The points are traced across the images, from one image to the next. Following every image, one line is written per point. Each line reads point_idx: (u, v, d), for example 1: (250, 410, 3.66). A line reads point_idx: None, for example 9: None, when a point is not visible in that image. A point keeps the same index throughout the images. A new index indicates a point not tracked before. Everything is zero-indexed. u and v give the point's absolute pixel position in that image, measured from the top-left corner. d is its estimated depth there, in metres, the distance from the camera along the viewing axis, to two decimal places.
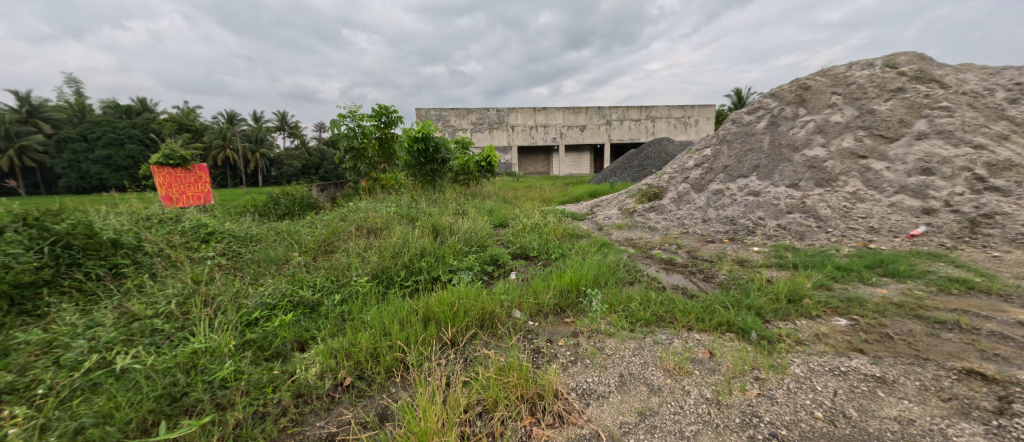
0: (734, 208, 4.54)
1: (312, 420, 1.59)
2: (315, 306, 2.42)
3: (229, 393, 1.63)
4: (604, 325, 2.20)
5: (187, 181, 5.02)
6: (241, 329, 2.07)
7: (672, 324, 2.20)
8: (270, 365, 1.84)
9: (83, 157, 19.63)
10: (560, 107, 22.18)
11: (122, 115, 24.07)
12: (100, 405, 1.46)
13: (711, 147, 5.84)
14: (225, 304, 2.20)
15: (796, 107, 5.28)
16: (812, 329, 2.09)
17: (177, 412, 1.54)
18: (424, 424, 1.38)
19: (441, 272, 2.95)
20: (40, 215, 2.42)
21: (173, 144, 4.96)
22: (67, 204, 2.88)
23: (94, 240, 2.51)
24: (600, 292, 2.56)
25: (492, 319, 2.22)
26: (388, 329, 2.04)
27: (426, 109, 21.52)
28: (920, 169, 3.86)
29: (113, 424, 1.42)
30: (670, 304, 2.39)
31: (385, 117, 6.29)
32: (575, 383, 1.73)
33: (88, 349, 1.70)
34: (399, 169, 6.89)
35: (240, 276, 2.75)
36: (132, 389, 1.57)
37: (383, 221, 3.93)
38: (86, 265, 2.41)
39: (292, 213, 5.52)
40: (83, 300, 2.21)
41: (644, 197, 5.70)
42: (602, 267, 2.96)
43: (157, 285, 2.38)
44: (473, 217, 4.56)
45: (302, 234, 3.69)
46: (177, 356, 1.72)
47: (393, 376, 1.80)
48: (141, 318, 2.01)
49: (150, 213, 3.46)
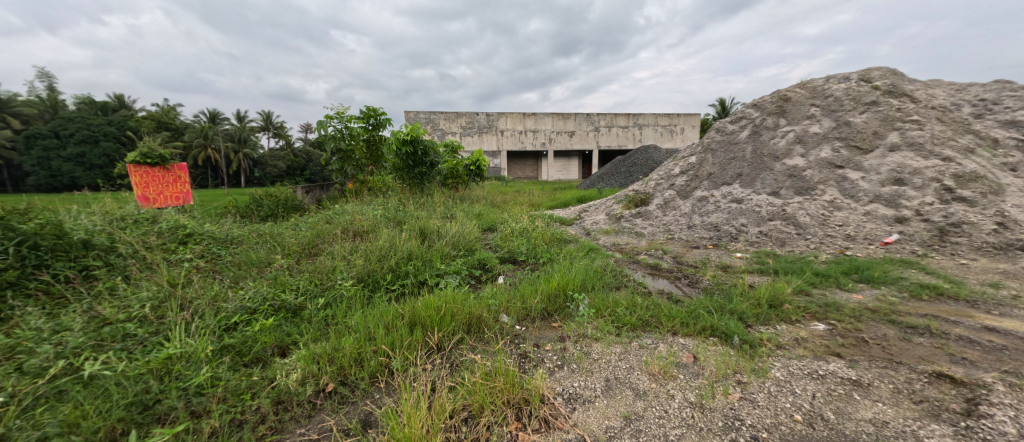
0: (718, 215, 4.63)
1: (292, 427, 1.55)
2: (298, 310, 2.36)
3: (205, 400, 1.57)
4: (591, 329, 2.21)
5: (166, 181, 4.87)
6: (219, 333, 2.02)
7: (657, 329, 2.23)
8: (249, 371, 1.78)
9: (55, 155, 18.91)
10: (549, 113, 22.44)
11: (97, 111, 23.32)
12: (66, 414, 1.40)
13: (697, 154, 5.97)
14: (202, 307, 2.14)
15: (777, 118, 5.43)
16: (792, 333, 2.14)
17: (149, 420, 1.48)
18: (408, 430, 1.36)
19: (428, 275, 2.93)
20: (6, 214, 2.30)
21: (151, 142, 4.79)
22: (37, 202, 2.76)
23: (64, 241, 2.41)
24: (587, 297, 2.57)
25: (479, 324, 2.21)
26: (372, 334, 2.01)
27: (415, 112, 21.45)
28: (893, 179, 4.02)
29: (79, 433, 1.35)
30: (655, 309, 2.42)
31: (373, 119, 6.24)
32: (562, 387, 1.73)
33: (54, 354, 1.63)
34: (387, 172, 6.83)
35: (219, 279, 2.67)
36: (101, 397, 1.51)
37: (369, 224, 3.88)
38: (54, 267, 2.30)
39: (276, 214, 5.40)
40: (50, 303, 2.10)
41: (631, 203, 5.78)
42: (590, 272, 2.99)
43: (131, 288, 2.29)
44: (462, 221, 4.56)
45: (286, 236, 3.61)
46: (150, 362, 1.65)
47: (377, 381, 1.77)
48: (113, 322, 1.94)
49: (125, 213, 3.34)
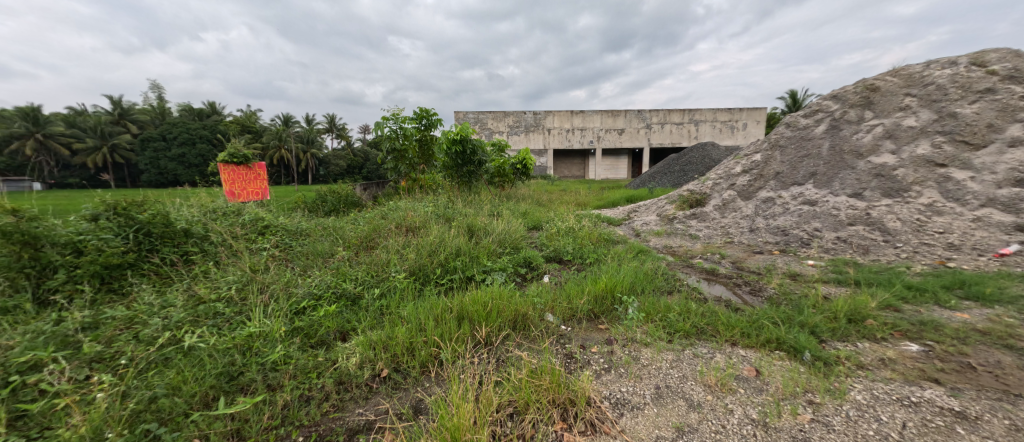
0: (786, 218, 4.24)
1: (351, 407, 1.65)
2: (356, 298, 2.53)
3: (279, 376, 1.74)
4: (640, 334, 2.14)
5: (249, 178, 5.46)
6: (291, 316, 2.23)
7: (714, 338, 2.09)
8: (315, 352, 1.94)
9: (162, 156, 21.96)
10: (598, 111, 21.91)
11: (194, 117, 26.72)
12: (171, 378, 1.62)
13: (762, 152, 5.50)
14: (277, 292, 2.37)
15: (862, 110, 4.82)
16: (877, 353, 1.90)
17: (234, 389, 1.67)
18: (457, 420, 1.38)
19: (476, 271, 3.00)
20: (128, 205, 2.71)
21: (237, 143, 5.39)
22: (149, 195, 3.21)
23: (171, 229, 2.79)
24: (636, 300, 2.48)
25: (525, 321, 2.22)
26: (423, 325, 2.10)
27: (464, 112, 22.04)
28: (1013, 180, 3.42)
29: (181, 395, 1.56)
30: (711, 316, 2.28)
31: (425, 120, 6.50)
32: (609, 391, 1.68)
33: (162, 326, 1.90)
34: (437, 170, 7.08)
35: (291, 267, 2.94)
36: (197, 365, 1.73)
37: (420, 220, 4.06)
38: (162, 251, 2.68)
39: (337, 210, 5.83)
40: (159, 282, 2.46)
41: (686, 204, 5.47)
42: (639, 274, 2.88)
43: (221, 272, 2.60)
44: (508, 219, 4.61)
45: (346, 229, 3.88)
46: (236, 338, 1.87)
47: (427, 371, 1.85)
48: (206, 300, 2.21)
49: (216, 206, 3.80)
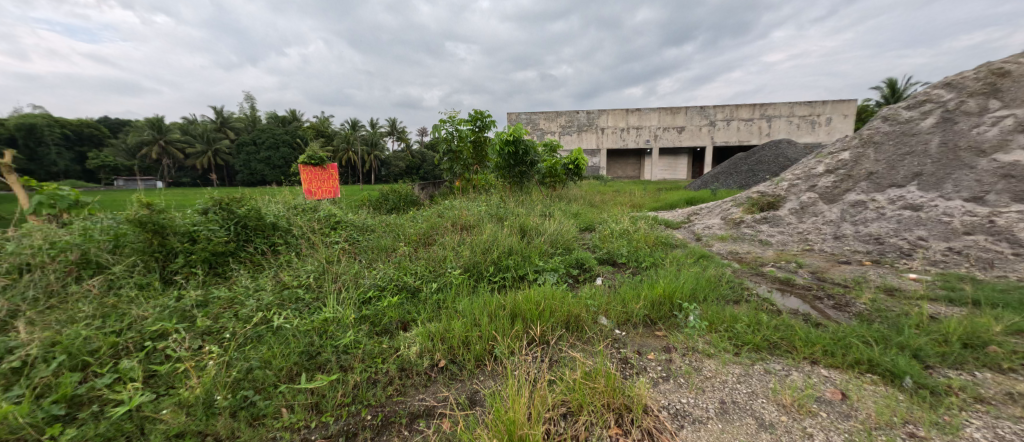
0: (881, 225, 3.73)
1: (413, 392, 1.75)
2: (416, 291, 2.68)
3: (350, 358, 1.90)
4: (702, 343, 2.01)
5: (323, 178, 6.00)
6: (359, 304, 2.42)
7: (789, 354, 1.91)
8: (380, 339, 2.08)
9: (253, 158, 24.92)
10: (656, 108, 20.92)
11: (278, 123, 29.95)
12: (263, 353, 1.85)
13: (851, 150, 4.88)
14: (347, 282, 2.59)
15: (985, 99, 4.11)
16: (1003, 386, 1.61)
17: (313, 366, 1.85)
18: (512, 414, 1.40)
19: (528, 271, 3.03)
20: (229, 201, 3.12)
21: (313, 147, 5.95)
22: (245, 192, 3.67)
23: (262, 223, 3.17)
24: (698, 308, 2.34)
25: (578, 323, 2.19)
26: (478, 320, 2.17)
27: (516, 114, 22.27)
28: None
29: (271, 369, 1.77)
30: (786, 330, 2.08)
31: (480, 122, 6.67)
32: (667, 401, 1.61)
33: (256, 307, 2.17)
34: (490, 170, 7.23)
35: (358, 260, 3.20)
36: (283, 343, 1.95)
37: (475, 219, 4.18)
38: (256, 241, 3.05)
39: (398, 208, 6.20)
40: (253, 268, 2.80)
41: (756, 206, 5.03)
42: (701, 281, 2.70)
43: (301, 261, 2.90)
44: (560, 219, 4.59)
45: (406, 226, 4.12)
46: (314, 321, 2.08)
47: (482, 365, 1.91)
48: (290, 286, 2.48)
49: (297, 203, 4.23)
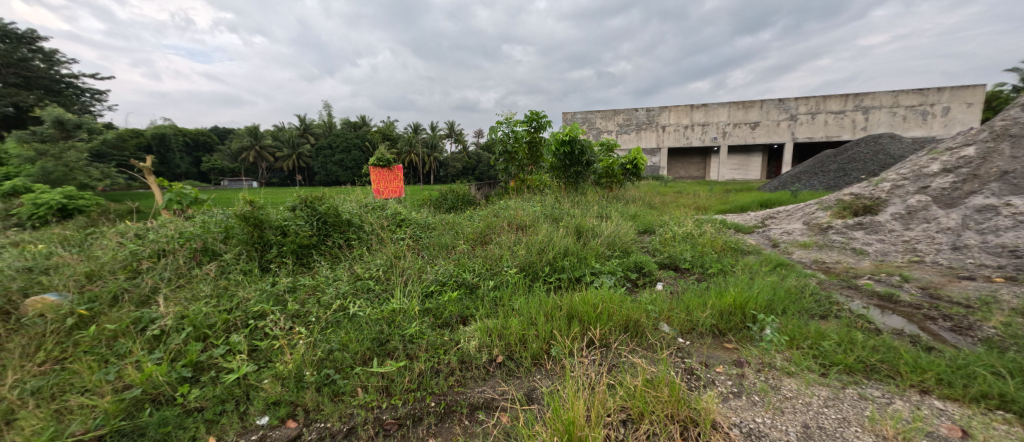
0: (1019, 235, 3.11)
1: (472, 384, 1.82)
2: (474, 288, 2.77)
3: (415, 347, 2.02)
4: (781, 360, 1.83)
5: (390, 178, 6.44)
6: (422, 297, 2.56)
7: (890, 380, 1.66)
8: (442, 332, 2.18)
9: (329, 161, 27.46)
10: (725, 103, 19.37)
11: (350, 129, 32.64)
12: (341, 336, 2.04)
13: (976, 145, 4.13)
14: (412, 276, 2.76)
15: None
16: None
17: (383, 352, 2.00)
18: (571, 414, 1.40)
19: (584, 273, 2.99)
20: (313, 199, 3.48)
21: (381, 149, 6.40)
22: (324, 192, 4.06)
23: (339, 219, 3.49)
24: (776, 320, 2.13)
25: (638, 329, 2.11)
26: (534, 319, 2.18)
27: (572, 113, 21.95)
28: None
29: (348, 351, 1.95)
30: (887, 353, 1.82)
31: (535, 122, 6.70)
32: (739, 419, 1.49)
33: (335, 295, 2.40)
34: (545, 171, 7.22)
35: (421, 256, 3.38)
36: (358, 329, 2.13)
37: (530, 219, 4.22)
38: (334, 236, 3.37)
39: (456, 207, 6.45)
40: (331, 260, 3.10)
41: (847, 210, 4.45)
42: (778, 291, 2.46)
43: (371, 255, 3.15)
44: (617, 221, 4.45)
45: (464, 225, 4.27)
46: (384, 311, 2.25)
47: (538, 364, 1.92)
48: (362, 278, 2.71)
49: (367, 201, 4.59)
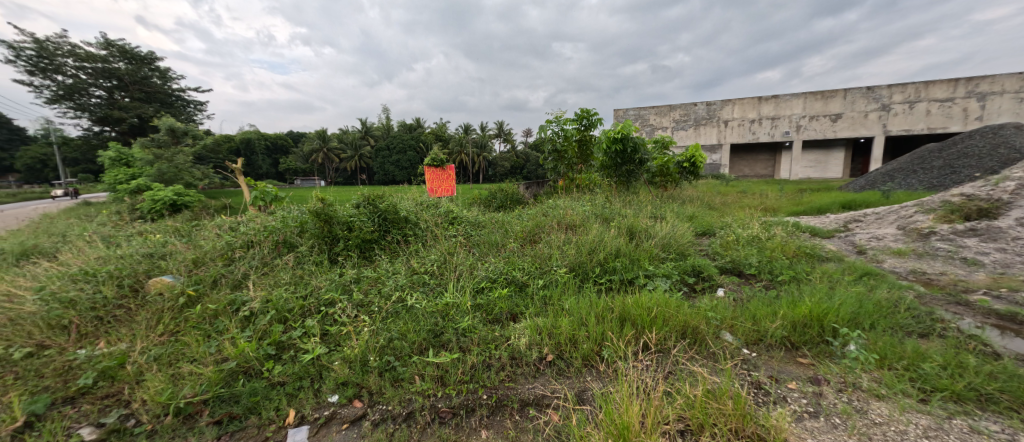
0: None
1: (523, 381, 1.84)
2: (524, 285, 2.79)
3: (467, 341, 2.08)
4: (868, 380, 1.63)
5: (443, 177, 6.69)
6: (474, 292, 2.63)
7: (1014, 415, 1.41)
8: (493, 327, 2.23)
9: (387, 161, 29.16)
10: (800, 93, 17.55)
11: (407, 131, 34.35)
12: (400, 326, 2.16)
13: None
14: (465, 272, 2.84)
15: None
16: None
17: (438, 343, 2.09)
18: (625, 419, 1.36)
19: (637, 275, 2.88)
20: (375, 197, 3.72)
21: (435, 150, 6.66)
22: (384, 190, 4.32)
23: (398, 216, 3.70)
24: (861, 335, 1.90)
25: (697, 336, 1.99)
26: (585, 320, 2.15)
27: (625, 110, 21.18)
28: None
29: (406, 341, 2.06)
30: (1008, 382, 1.54)
31: (586, 120, 6.57)
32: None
33: (394, 287, 2.55)
34: (595, 169, 7.06)
35: (472, 253, 3.48)
36: (415, 319, 2.24)
37: (580, 218, 4.15)
38: (393, 231, 3.58)
39: (505, 206, 6.53)
40: (390, 254, 3.30)
41: (955, 213, 3.83)
42: (864, 303, 2.19)
43: (426, 251, 3.30)
44: (672, 222, 4.23)
45: (513, 224, 4.32)
46: (439, 305, 2.35)
47: (589, 365, 1.89)
48: (419, 272, 2.85)
49: (422, 199, 4.81)
